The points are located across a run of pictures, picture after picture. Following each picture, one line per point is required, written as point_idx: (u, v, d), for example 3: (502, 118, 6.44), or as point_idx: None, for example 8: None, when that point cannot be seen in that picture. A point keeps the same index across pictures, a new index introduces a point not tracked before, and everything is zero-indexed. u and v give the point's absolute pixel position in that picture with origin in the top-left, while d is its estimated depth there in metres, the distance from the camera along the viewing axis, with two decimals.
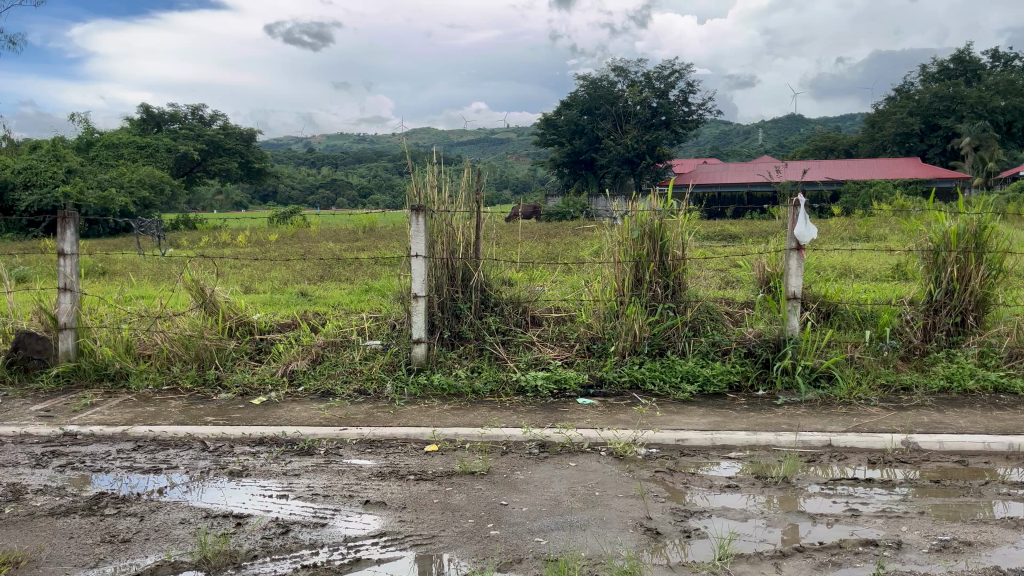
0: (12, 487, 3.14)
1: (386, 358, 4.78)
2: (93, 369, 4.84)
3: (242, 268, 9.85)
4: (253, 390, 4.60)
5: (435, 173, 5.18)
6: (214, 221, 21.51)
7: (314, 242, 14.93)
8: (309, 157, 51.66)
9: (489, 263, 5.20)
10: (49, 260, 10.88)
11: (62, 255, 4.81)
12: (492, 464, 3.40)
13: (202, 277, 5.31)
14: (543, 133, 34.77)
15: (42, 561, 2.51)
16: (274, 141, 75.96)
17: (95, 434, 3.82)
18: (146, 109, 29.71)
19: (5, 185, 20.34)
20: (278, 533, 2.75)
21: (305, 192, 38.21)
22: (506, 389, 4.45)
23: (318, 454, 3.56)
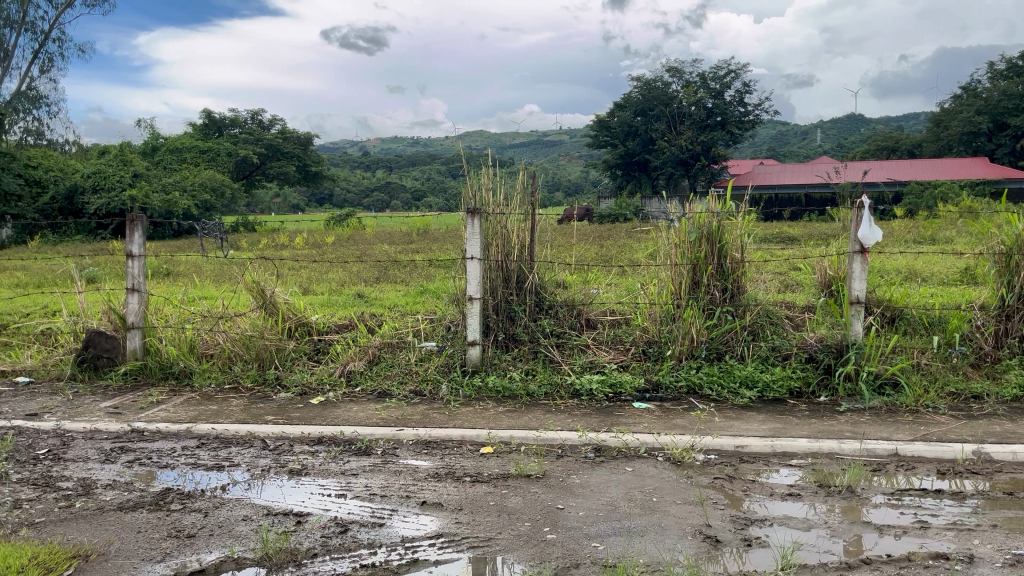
0: (83, 481, 3.24)
1: (442, 360, 4.81)
2: (159, 368, 4.98)
3: (301, 269, 10.02)
4: (312, 389, 4.68)
5: (490, 176, 5.18)
6: (272, 224, 21.92)
7: (369, 244, 15.11)
8: (364, 160, 52.37)
9: (543, 266, 5.19)
10: (117, 261, 11.23)
11: (130, 256, 4.94)
12: (548, 467, 3.38)
13: (263, 278, 5.40)
14: (596, 135, 34.61)
15: (112, 554, 2.58)
16: (329, 145, 77.17)
17: (161, 431, 3.93)
18: (208, 114, 30.48)
19: (76, 189, 21.13)
20: (337, 532, 2.78)
21: (360, 195, 38.79)
22: (561, 392, 4.44)
23: (376, 454, 3.60)
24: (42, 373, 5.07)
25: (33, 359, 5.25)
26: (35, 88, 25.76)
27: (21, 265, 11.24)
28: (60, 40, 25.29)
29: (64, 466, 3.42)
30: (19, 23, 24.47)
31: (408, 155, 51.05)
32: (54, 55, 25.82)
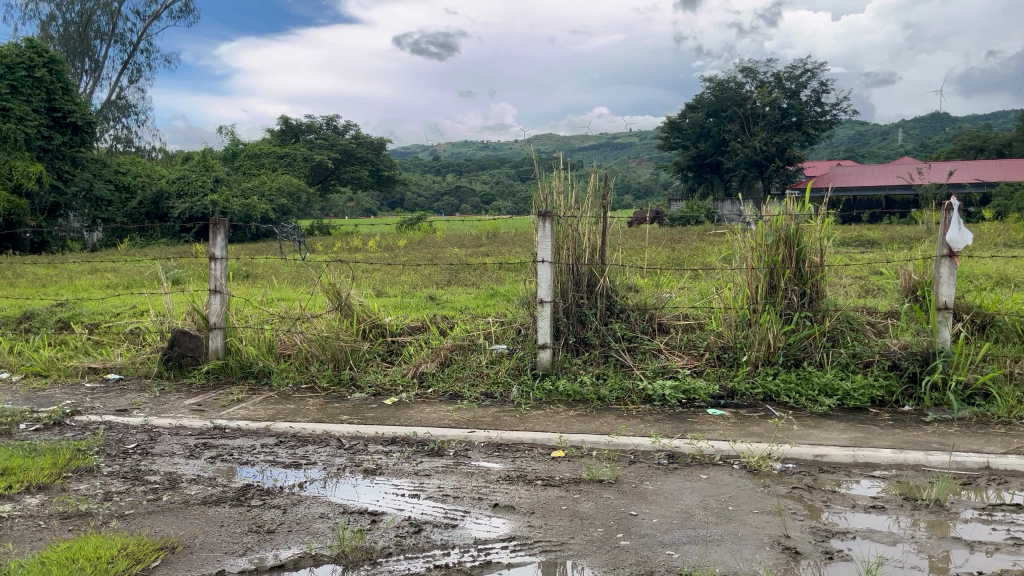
0: (168, 476, 3.36)
1: (512, 362, 4.82)
2: (239, 367, 5.14)
3: (375, 272, 10.19)
4: (386, 390, 4.76)
5: (562, 179, 5.17)
6: (347, 227, 22.41)
7: (441, 247, 15.27)
8: (434, 163, 52.99)
9: (615, 269, 5.15)
10: (200, 264, 11.65)
11: (213, 259, 5.10)
12: (621, 472, 3.35)
13: (338, 281, 5.51)
14: (667, 137, 34.22)
15: (196, 547, 2.66)
16: (401, 151, 78.33)
17: (241, 429, 4.05)
18: (285, 120, 31.32)
19: (161, 195, 22.04)
20: (411, 532, 2.81)
21: (430, 199, 39.29)
22: (633, 397, 4.39)
23: (448, 455, 3.63)
24: (131, 370, 5.30)
25: (123, 356, 5.48)
26: (124, 98, 26.91)
27: (112, 266, 11.78)
28: (147, 51, 26.38)
29: (151, 460, 3.56)
30: (110, 35, 25.62)
31: (479, 159, 51.43)
32: (142, 66, 26.95)
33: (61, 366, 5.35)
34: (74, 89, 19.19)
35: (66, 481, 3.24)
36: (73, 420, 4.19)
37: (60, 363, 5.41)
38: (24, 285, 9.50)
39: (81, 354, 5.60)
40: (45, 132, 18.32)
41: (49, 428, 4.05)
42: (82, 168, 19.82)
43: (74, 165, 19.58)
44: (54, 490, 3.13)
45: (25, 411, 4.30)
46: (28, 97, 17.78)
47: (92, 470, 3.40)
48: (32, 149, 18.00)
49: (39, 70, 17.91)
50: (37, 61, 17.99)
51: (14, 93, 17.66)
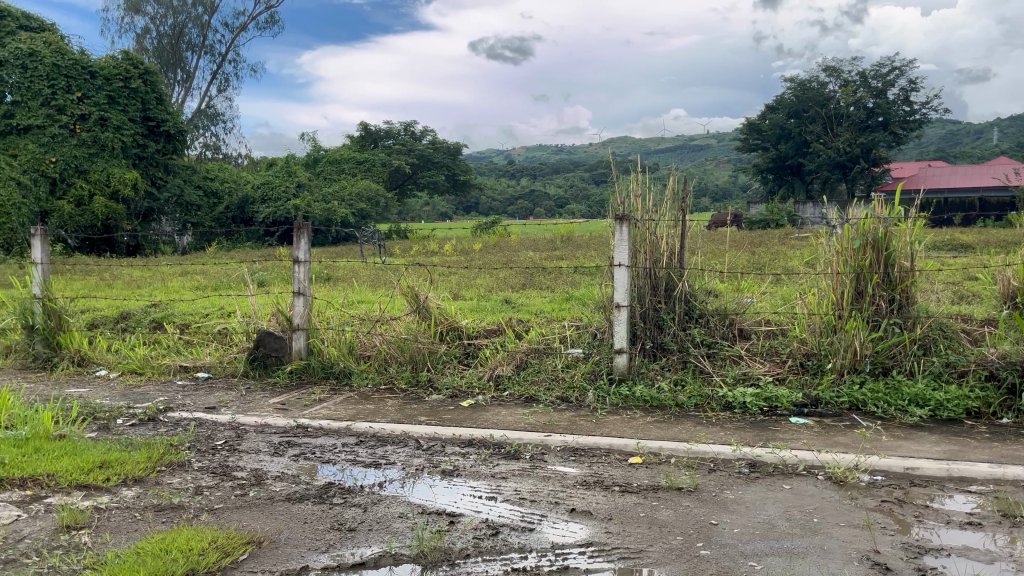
0: (254, 472, 3.47)
1: (588, 367, 4.79)
2: (320, 368, 5.27)
3: (451, 275, 10.31)
4: (462, 392, 4.81)
5: (640, 182, 5.12)
6: (423, 231, 22.76)
7: (515, 251, 15.32)
8: (508, 167, 53.22)
9: (693, 273, 5.06)
10: (284, 266, 11.99)
11: (296, 262, 5.22)
12: (700, 480, 3.29)
13: (417, 284, 5.58)
14: (746, 138, 33.54)
15: (281, 542, 2.74)
16: (476, 156, 79.11)
17: (323, 428, 4.15)
18: (364, 126, 31.96)
19: (247, 200, 22.82)
20: (489, 534, 2.82)
21: (504, 203, 39.52)
22: (712, 404, 4.32)
23: (525, 459, 3.64)
24: (219, 369, 5.50)
25: (211, 355, 5.70)
26: (213, 106, 27.94)
27: (201, 269, 12.25)
28: (235, 61, 27.33)
29: (238, 456, 3.68)
30: (200, 46, 26.67)
31: (553, 163, 51.42)
32: (230, 75, 27.93)
33: (154, 363, 5.59)
34: (167, 99, 20.06)
35: (159, 475, 3.38)
36: (166, 416, 4.37)
37: (153, 361, 5.64)
38: (121, 286, 9.99)
39: (173, 353, 5.85)
40: (140, 140, 19.22)
41: (144, 424, 4.23)
42: (174, 174, 20.72)
43: (167, 171, 20.48)
44: (149, 483, 3.26)
45: (122, 406, 4.50)
46: (124, 107, 18.71)
47: (184, 464, 3.54)
48: (128, 156, 18.90)
49: (135, 81, 18.77)
50: (133, 72, 18.83)
51: (112, 104, 18.58)
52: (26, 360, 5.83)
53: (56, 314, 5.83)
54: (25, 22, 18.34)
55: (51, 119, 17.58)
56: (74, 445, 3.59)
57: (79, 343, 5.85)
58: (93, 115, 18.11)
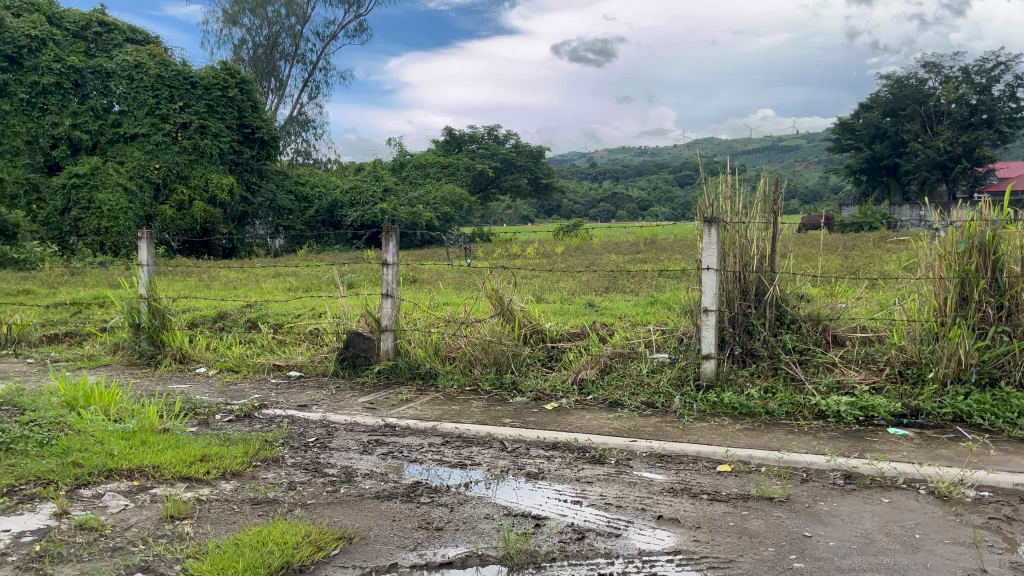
0: (344, 469, 3.55)
1: (675, 372, 4.71)
2: (407, 368, 5.35)
3: (534, 278, 10.34)
4: (546, 395, 4.81)
5: (729, 183, 5.02)
6: (506, 235, 22.91)
7: (599, 254, 15.24)
8: (591, 169, 52.98)
9: (785, 277, 4.91)
10: (372, 269, 12.27)
11: (384, 265, 5.32)
12: (793, 491, 3.20)
13: (501, 286, 5.62)
14: (838, 139, 32.45)
15: (371, 539, 2.79)
16: (559, 159, 79.21)
17: (410, 427, 4.22)
18: (449, 131, 32.33)
19: (335, 204, 23.32)
20: (575, 538, 2.81)
21: (586, 206, 39.36)
22: (804, 412, 4.19)
23: (609, 464, 3.61)
24: (310, 369, 5.65)
25: (303, 355, 5.87)
26: (304, 113, 28.78)
27: (293, 270, 12.63)
28: (325, 69, 28.08)
29: (329, 453, 3.78)
30: (293, 55, 27.56)
31: (636, 166, 50.94)
32: (320, 83, 28.70)
33: (250, 362, 5.80)
34: (261, 107, 20.82)
35: (255, 469, 3.50)
36: (261, 413, 4.52)
37: (249, 360, 5.85)
38: (219, 287, 10.43)
39: (267, 352, 6.05)
40: (237, 147, 20.00)
41: (241, 420, 4.39)
42: (267, 179, 21.49)
43: (261, 176, 21.25)
44: (245, 477, 3.38)
45: (221, 402, 4.68)
46: (223, 115, 19.55)
47: (278, 459, 3.66)
48: (225, 163, 19.70)
49: (232, 90, 19.56)
50: (230, 82, 19.63)
51: (211, 112, 19.42)
52: (133, 357, 6.15)
53: (161, 313, 6.12)
54: (131, 35, 19.28)
55: (155, 127, 18.47)
56: (177, 438, 3.76)
57: (180, 341, 6.11)
58: (194, 123, 18.94)
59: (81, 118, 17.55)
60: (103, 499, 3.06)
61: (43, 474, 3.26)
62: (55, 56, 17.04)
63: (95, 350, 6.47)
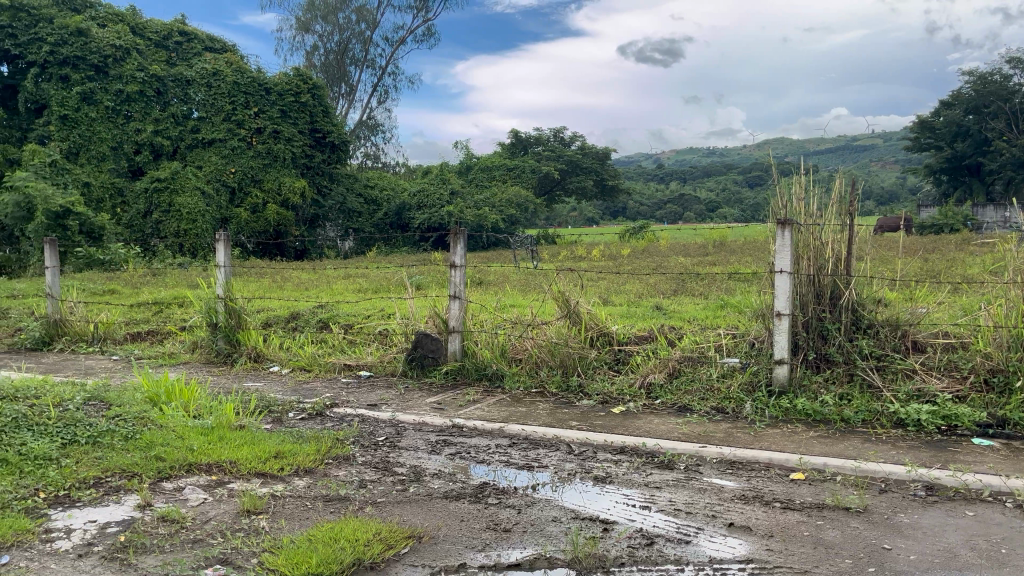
0: (413, 468, 3.60)
1: (745, 377, 4.62)
2: (474, 369, 5.39)
3: (601, 280, 10.30)
4: (613, 399, 4.78)
5: (803, 185, 4.90)
6: (572, 237, 22.80)
7: (666, 257, 15.05)
8: (658, 171, 52.45)
9: (861, 280, 4.76)
10: (439, 271, 12.41)
11: (452, 267, 5.36)
12: (871, 501, 3.09)
13: (568, 289, 5.60)
14: (917, 137, 31.33)
15: (441, 539, 2.82)
16: (624, 163, 78.60)
17: (478, 428, 4.24)
18: (515, 133, 32.42)
19: (404, 207, 23.62)
20: (644, 544, 2.78)
21: (653, 208, 38.94)
22: (882, 420, 4.06)
23: (679, 469, 3.56)
24: (380, 369, 5.74)
25: (372, 355, 5.96)
26: (373, 118, 29.25)
27: (363, 273, 12.87)
28: (394, 74, 28.51)
29: (398, 453, 3.83)
30: (362, 61, 28.07)
31: (703, 168, 50.16)
32: (389, 87, 29.13)
33: (321, 362, 5.92)
34: (332, 111, 21.27)
35: (327, 467, 3.57)
36: (332, 411, 4.61)
37: (321, 360, 5.98)
38: (292, 288, 10.67)
39: (338, 352, 6.17)
40: (308, 151, 20.48)
41: (313, 418, 4.49)
42: (338, 183, 21.95)
43: (331, 180, 21.71)
44: (318, 474, 3.46)
45: (294, 402, 4.78)
46: (295, 121, 20.04)
47: (349, 458, 3.73)
48: (298, 166, 20.17)
49: (304, 96, 20.03)
50: (303, 87, 20.10)
51: (284, 117, 19.92)
52: (210, 356, 6.35)
53: (237, 313, 6.30)
54: (210, 43, 19.97)
55: (231, 133, 19.06)
56: (252, 435, 3.87)
57: (255, 340, 6.27)
58: (268, 128, 19.46)
59: (163, 125, 18.28)
60: (183, 492, 3.17)
61: (127, 467, 3.39)
62: (138, 65, 17.84)
63: (175, 347, 6.71)
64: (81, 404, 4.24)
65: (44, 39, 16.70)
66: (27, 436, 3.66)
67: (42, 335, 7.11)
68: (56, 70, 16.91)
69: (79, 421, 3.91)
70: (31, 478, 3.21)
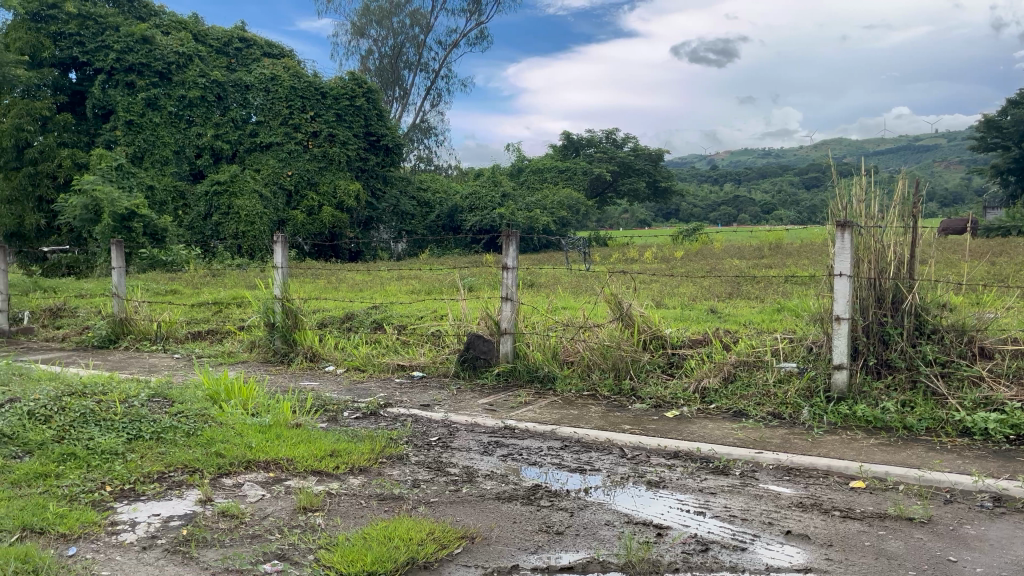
0: (466, 469, 3.62)
1: (803, 383, 4.53)
2: (526, 371, 5.40)
3: (653, 283, 10.22)
4: (666, 403, 4.73)
5: (864, 185, 4.78)
6: (624, 239, 22.65)
7: (720, 259, 14.84)
8: (712, 172, 51.77)
9: (925, 284, 4.61)
10: (491, 272, 12.48)
11: (504, 268, 5.37)
12: (936, 512, 3.00)
13: (621, 291, 5.55)
14: (983, 137, 30.27)
15: (493, 540, 2.82)
16: (678, 163, 77.91)
17: (530, 430, 4.25)
18: (567, 135, 32.33)
19: (456, 210, 23.77)
20: (698, 550, 2.74)
21: (707, 210, 38.41)
22: (946, 429, 3.95)
23: (734, 475, 3.51)
24: (433, 369, 5.79)
25: (425, 356, 6.02)
26: (426, 121, 29.50)
27: (416, 274, 13.00)
28: (447, 77, 28.71)
29: (451, 453, 3.86)
30: (416, 64, 28.35)
31: (758, 168, 49.29)
32: (442, 91, 29.35)
33: (375, 362, 5.99)
34: (386, 115, 21.54)
35: (381, 466, 3.61)
36: (386, 411, 4.66)
37: (374, 360, 6.05)
38: (347, 289, 10.84)
39: (391, 352, 6.24)
40: (363, 154, 20.78)
41: (367, 417, 4.54)
42: (391, 186, 22.20)
43: (385, 183, 21.98)
44: (372, 473, 3.50)
45: (349, 401, 4.84)
46: (350, 124, 20.34)
47: (403, 457, 3.76)
48: (352, 169, 20.44)
49: (359, 100, 20.34)
50: (358, 91, 20.40)
51: (340, 121, 20.23)
52: (268, 355, 6.47)
53: (293, 313, 6.42)
54: (268, 49, 20.41)
55: (288, 136, 19.45)
56: (308, 433, 3.94)
57: (311, 340, 6.38)
58: (323, 132, 19.79)
59: (223, 129, 18.78)
60: (242, 488, 3.24)
61: (189, 462, 3.48)
62: (200, 71, 18.38)
63: (234, 347, 6.86)
64: (145, 400, 4.36)
65: (110, 46, 17.21)
66: (95, 430, 3.79)
67: (108, 333, 7.35)
68: (123, 77, 17.46)
69: (143, 417, 4.02)
70: (98, 472, 3.32)
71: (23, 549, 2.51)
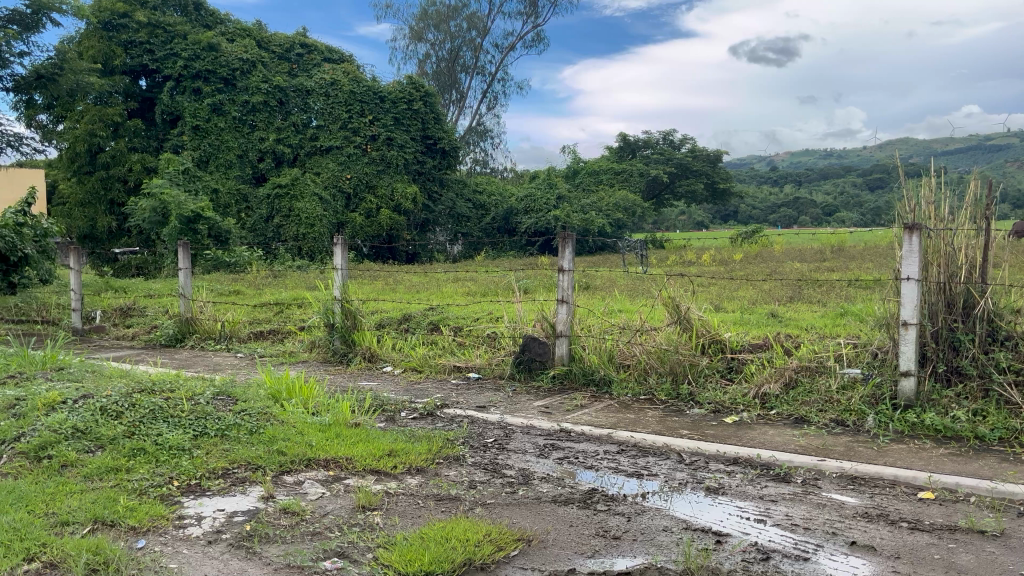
0: (522, 471, 3.62)
1: (868, 390, 4.42)
2: (582, 374, 5.37)
3: (712, 286, 10.05)
4: (725, 408, 4.66)
5: (933, 186, 4.63)
6: (680, 241, 22.33)
7: (781, 262, 14.53)
8: (773, 173, 50.83)
9: (998, 289, 4.45)
10: (546, 274, 12.47)
11: (560, 271, 5.36)
12: (1009, 525, 2.89)
13: (679, 294, 5.49)
14: None
15: (550, 543, 2.82)
16: (738, 163, 76.73)
17: (585, 433, 4.23)
18: (623, 137, 32.10)
19: (511, 212, 23.81)
20: (759, 558, 2.69)
21: (766, 211, 37.65)
22: (1021, 440, 3.80)
23: (796, 483, 3.43)
24: (488, 371, 5.81)
25: (481, 358, 6.04)
26: (483, 123, 29.64)
27: (472, 275, 13.06)
28: (503, 79, 28.81)
29: (507, 455, 3.86)
30: (473, 67, 28.52)
31: (821, 169, 48.08)
32: (498, 93, 29.46)
33: (432, 363, 6.04)
34: (443, 118, 21.65)
35: (438, 467, 3.63)
36: (442, 412, 4.70)
37: (431, 361, 6.10)
38: (404, 291, 10.96)
39: (447, 353, 6.29)
40: (420, 157, 20.96)
41: (424, 418, 4.59)
42: (448, 188, 22.34)
43: (442, 185, 22.14)
44: (429, 473, 3.53)
45: (406, 401, 4.89)
46: (408, 127, 20.53)
47: (459, 458, 3.79)
48: (409, 172, 20.63)
49: (416, 103, 20.52)
50: (415, 95, 20.57)
51: (398, 125, 20.45)
52: (327, 355, 6.59)
53: (352, 313, 6.52)
54: (329, 55, 20.78)
55: (347, 140, 19.73)
56: (367, 433, 4.00)
57: (369, 341, 6.46)
58: (381, 135, 20.05)
59: (284, 133, 19.22)
60: (303, 486, 3.30)
61: (252, 459, 3.56)
62: (263, 77, 18.82)
63: (295, 346, 7.00)
64: (211, 398, 4.47)
65: (178, 54, 17.88)
66: (162, 426, 3.91)
67: (175, 332, 7.58)
68: (189, 84, 18.01)
69: (208, 414, 4.13)
70: (166, 467, 3.42)
71: (95, 541, 2.61)
